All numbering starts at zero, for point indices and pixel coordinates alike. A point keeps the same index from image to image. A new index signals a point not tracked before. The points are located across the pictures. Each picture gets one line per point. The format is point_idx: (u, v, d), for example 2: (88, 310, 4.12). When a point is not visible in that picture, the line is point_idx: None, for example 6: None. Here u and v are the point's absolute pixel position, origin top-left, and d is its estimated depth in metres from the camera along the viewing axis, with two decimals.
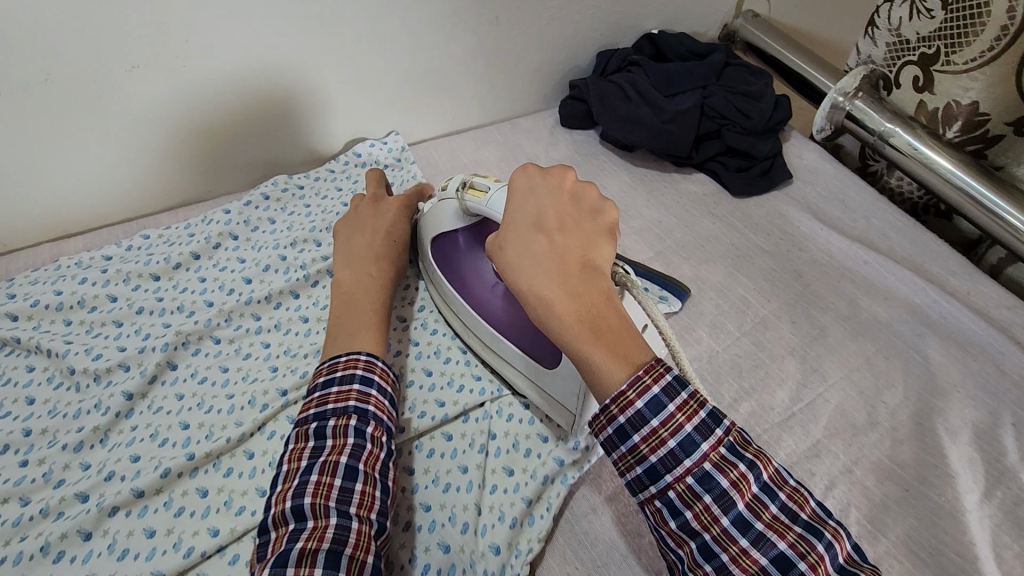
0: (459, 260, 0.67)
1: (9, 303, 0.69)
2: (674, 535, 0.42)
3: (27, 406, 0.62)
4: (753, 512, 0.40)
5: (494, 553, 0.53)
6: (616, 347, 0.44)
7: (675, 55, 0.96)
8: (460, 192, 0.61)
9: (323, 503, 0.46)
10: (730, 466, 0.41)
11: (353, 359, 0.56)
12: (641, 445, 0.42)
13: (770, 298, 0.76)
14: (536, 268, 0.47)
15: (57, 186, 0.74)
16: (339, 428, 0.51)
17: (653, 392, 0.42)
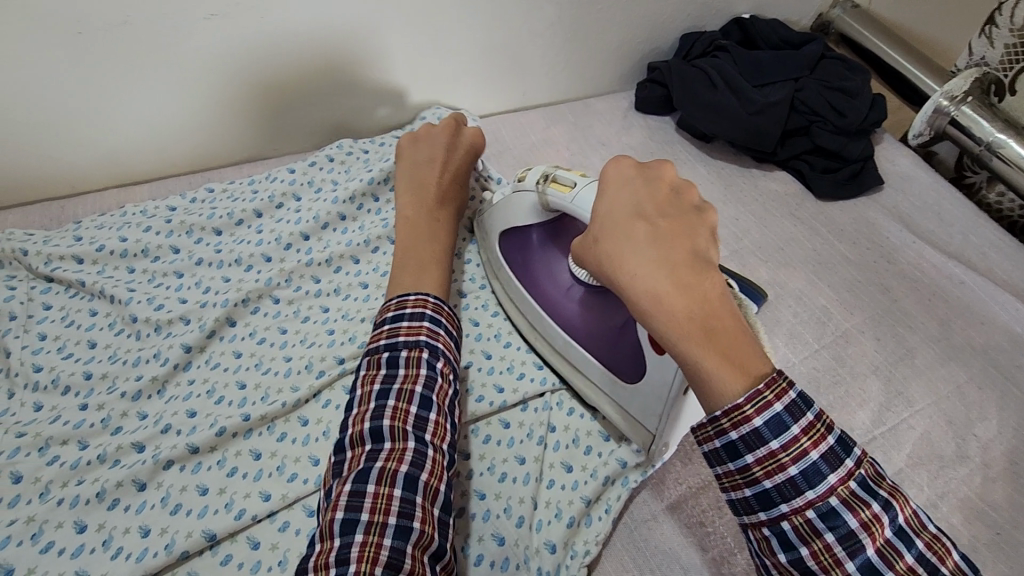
0: (531, 257, 0.64)
1: (75, 245, 0.69)
2: (781, 566, 0.39)
3: (88, 350, 0.62)
4: (885, 560, 0.37)
5: (549, 551, 0.51)
6: (731, 351, 0.39)
7: (766, 43, 0.90)
8: (542, 185, 0.58)
9: (401, 427, 0.46)
10: (861, 506, 0.37)
11: (421, 299, 0.54)
12: (755, 466, 0.39)
13: (854, 311, 0.70)
14: (639, 265, 0.43)
15: (124, 132, 0.73)
16: (412, 359, 0.49)
17: (772, 409, 0.38)
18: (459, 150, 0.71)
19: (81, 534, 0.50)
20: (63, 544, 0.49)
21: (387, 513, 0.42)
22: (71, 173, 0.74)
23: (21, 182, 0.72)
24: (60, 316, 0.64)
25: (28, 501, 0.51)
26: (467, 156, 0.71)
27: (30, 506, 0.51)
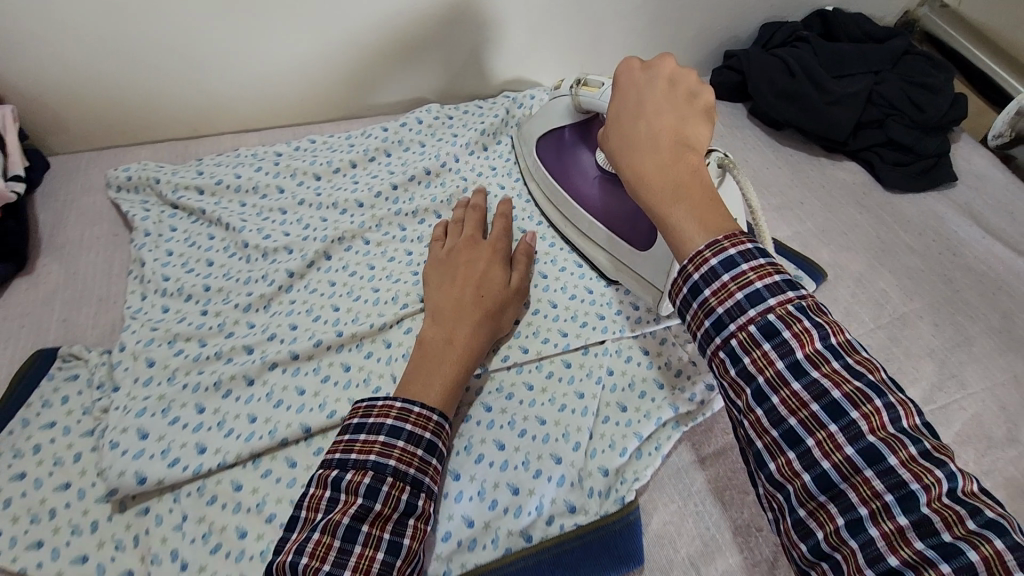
0: (563, 153, 0.74)
1: (197, 178, 0.78)
2: (733, 385, 0.41)
3: (207, 267, 0.70)
4: (811, 363, 0.39)
5: (601, 475, 0.56)
6: (699, 211, 0.44)
7: (847, 37, 0.91)
8: (575, 88, 0.69)
9: (316, 565, 0.43)
10: (794, 319, 0.39)
11: (387, 404, 0.52)
12: (711, 298, 0.42)
13: (913, 297, 0.72)
14: (633, 151, 0.49)
15: (245, 84, 0.82)
16: (353, 484, 0.47)
17: (728, 253, 0.41)
18: (486, 259, 0.65)
19: (200, 414, 0.58)
20: (186, 420, 0.57)
21: None
22: (197, 118, 0.84)
23: (155, 122, 0.83)
24: (184, 237, 0.73)
25: (159, 382, 0.60)
26: (498, 267, 0.65)
27: (161, 386, 0.59)
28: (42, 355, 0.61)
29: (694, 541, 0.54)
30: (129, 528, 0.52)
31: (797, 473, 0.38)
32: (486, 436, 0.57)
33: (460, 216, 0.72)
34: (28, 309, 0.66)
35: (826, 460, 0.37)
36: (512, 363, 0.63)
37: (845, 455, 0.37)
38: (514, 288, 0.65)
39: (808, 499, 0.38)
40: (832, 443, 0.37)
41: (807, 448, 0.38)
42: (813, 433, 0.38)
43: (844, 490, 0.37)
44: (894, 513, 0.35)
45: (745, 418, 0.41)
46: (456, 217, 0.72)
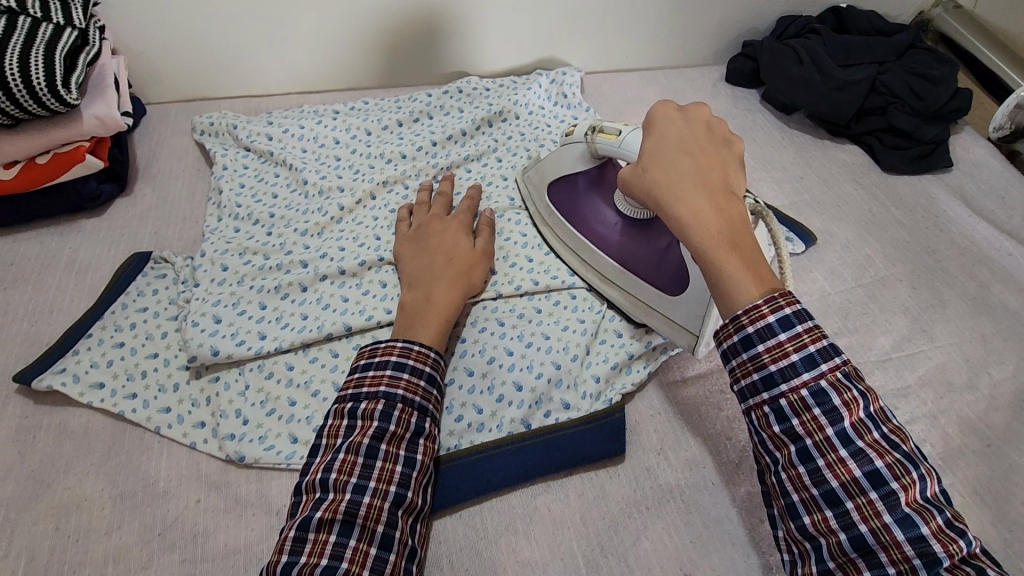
0: (579, 201, 0.73)
1: (267, 127, 0.90)
2: (776, 438, 0.47)
3: (272, 199, 0.82)
4: (857, 432, 0.45)
5: (594, 381, 0.65)
6: (750, 264, 0.49)
7: (858, 31, 0.99)
8: (590, 135, 0.66)
9: (344, 479, 0.50)
10: (844, 388, 0.45)
11: (389, 345, 0.57)
12: (764, 354, 0.47)
13: (896, 263, 0.79)
14: (682, 190, 0.52)
15: (312, 49, 0.94)
16: (368, 411, 0.53)
17: (784, 311, 0.46)
18: (453, 229, 0.71)
19: (263, 310, 0.69)
20: (252, 313, 0.69)
21: (320, 555, 0.46)
22: (269, 78, 0.97)
23: (234, 80, 0.96)
24: (254, 174, 0.85)
25: (230, 284, 0.71)
26: (463, 235, 0.71)
27: (232, 287, 0.71)
28: (138, 258, 0.73)
29: (670, 441, 0.63)
30: (203, 392, 0.64)
31: (832, 530, 0.45)
32: (498, 343, 0.67)
33: (432, 199, 0.78)
34: (127, 223, 0.79)
35: (863, 524, 0.44)
36: (524, 292, 0.71)
37: (882, 521, 0.43)
38: (481, 250, 0.70)
39: (839, 553, 0.45)
40: (871, 508, 0.44)
41: (846, 510, 0.44)
42: (853, 497, 0.44)
43: (876, 550, 0.43)
44: (920, 574, 0.42)
45: (786, 471, 0.47)
46: (429, 201, 0.77)
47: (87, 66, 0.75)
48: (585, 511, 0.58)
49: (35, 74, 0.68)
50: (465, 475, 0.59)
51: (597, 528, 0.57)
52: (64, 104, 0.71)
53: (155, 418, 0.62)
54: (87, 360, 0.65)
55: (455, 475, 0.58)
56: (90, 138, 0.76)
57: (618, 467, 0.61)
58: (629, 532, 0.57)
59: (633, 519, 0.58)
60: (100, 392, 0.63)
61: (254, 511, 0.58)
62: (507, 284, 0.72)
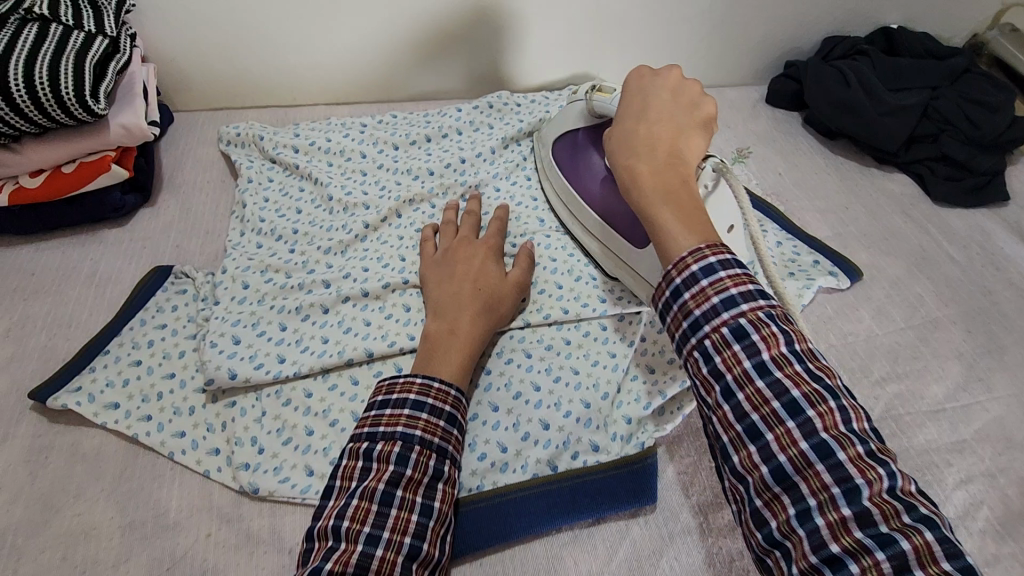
0: (575, 153, 0.77)
1: (294, 138, 0.88)
2: (703, 382, 0.42)
3: (296, 214, 0.80)
4: (776, 363, 0.40)
5: (625, 422, 0.62)
6: (685, 214, 0.47)
7: (910, 53, 0.94)
8: (589, 93, 0.72)
9: (357, 528, 0.47)
10: (763, 324, 0.41)
11: (408, 381, 0.54)
12: (689, 301, 0.43)
13: (948, 303, 0.74)
14: (630, 148, 0.54)
15: (343, 60, 0.93)
16: (384, 453, 0.50)
17: (709, 260, 0.43)
18: (482, 256, 0.68)
19: (283, 331, 0.67)
20: (271, 335, 0.67)
21: None
22: (298, 89, 0.96)
23: (264, 89, 0.95)
24: (279, 187, 0.83)
25: (250, 303, 0.69)
26: (493, 263, 0.68)
27: (252, 306, 0.69)
28: (159, 273, 0.72)
29: (705, 490, 0.59)
30: (218, 416, 0.62)
31: (755, 466, 0.39)
32: (525, 377, 0.63)
33: (456, 221, 0.75)
34: (149, 235, 0.78)
35: (782, 454, 0.39)
36: (553, 321, 0.68)
37: (799, 449, 0.38)
38: (512, 281, 0.67)
39: (764, 490, 0.39)
40: (788, 437, 0.39)
41: (765, 442, 0.39)
42: (772, 429, 0.39)
43: (796, 483, 0.38)
44: (839, 504, 0.36)
45: (713, 414, 0.42)
46: (455, 222, 0.74)
47: (117, 75, 0.74)
48: (613, 564, 0.54)
49: (62, 82, 0.67)
50: (486, 518, 0.56)
51: None
52: (92, 114, 0.70)
53: (168, 443, 0.60)
54: (102, 379, 0.63)
55: (476, 518, 0.55)
56: (115, 147, 0.75)
57: (650, 517, 0.57)
58: None
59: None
60: (114, 413, 0.61)
61: (265, 548, 0.55)
62: (535, 313, 0.69)
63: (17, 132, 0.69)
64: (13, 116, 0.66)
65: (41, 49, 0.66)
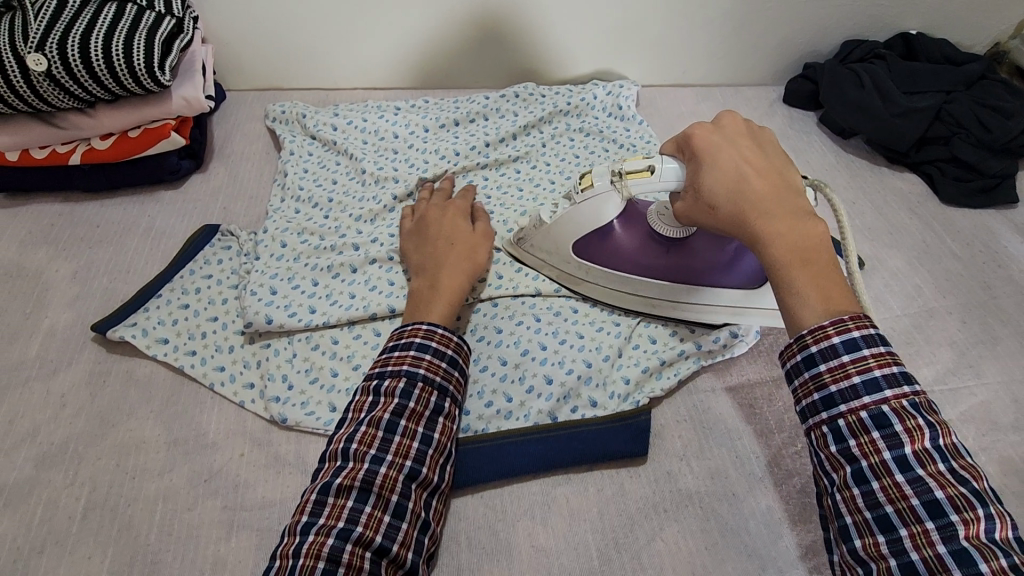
0: (612, 247, 0.69)
1: (334, 118, 0.95)
2: (832, 458, 0.44)
3: (332, 184, 0.87)
4: (919, 459, 0.41)
5: (623, 382, 0.66)
6: (828, 281, 0.47)
7: (927, 59, 0.96)
8: (620, 181, 0.62)
9: (364, 449, 0.52)
10: (908, 415, 0.42)
11: (414, 328, 0.59)
12: (825, 374, 0.44)
13: (946, 295, 0.77)
14: (758, 214, 0.50)
15: (382, 49, 1.00)
16: (391, 388, 0.56)
17: (851, 334, 0.44)
18: (451, 214, 0.74)
19: (315, 286, 0.74)
20: (304, 289, 0.74)
21: (338, 518, 0.48)
22: (339, 73, 1.03)
23: (308, 74, 1.03)
24: (317, 160, 0.91)
25: (287, 260, 0.76)
26: (461, 220, 0.73)
27: (289, 262, 0.76)
28: (208, 229, 0.79)
29: (694, 448, 0.63)
30: (255, 355, 0.69)
31: (882, 556, 0.41)
32: (533, 337, 0.69)
33: (428, 193, 0.80)
34: (201, 198, 0.86)
35: (915, 552, 0.39)
36: (562, 291, 0.73)
37: (936, 551, 0.39)
38: (480, 232, 0.72)
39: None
40: (925, 538, 0.39)
41: (898, 536, 0.40)
42: (907, 525, 0.40)
43: None
44: None
45: (841, 494, 0.44)
46: (426, 195, 0.80)
47: (181, 52, 0.82)
48: (602, 505, 0.59)
49: (135, 56, 0.75)
50: (488, 457, 0.60)
51: (612, 523, 0.58)
52: (158, 85, 0.78)
53: (210, 375, 0.67)
54: (155, 317, 0.70)
55: (478, 456, 0.60)
56: (176, 117, 0.83)
57: (641, 467, 0.62)
58: (644, 531, 0.57)
59: (650, 519, 0.58)
60: (165, 346, 0.68)
61: (290, 469, 0.61)
62: (547, 281, 0.74)
63: (94, 98, 0.78)
64: (91, 83, 0.75)
65: (118, 26, 0.75)
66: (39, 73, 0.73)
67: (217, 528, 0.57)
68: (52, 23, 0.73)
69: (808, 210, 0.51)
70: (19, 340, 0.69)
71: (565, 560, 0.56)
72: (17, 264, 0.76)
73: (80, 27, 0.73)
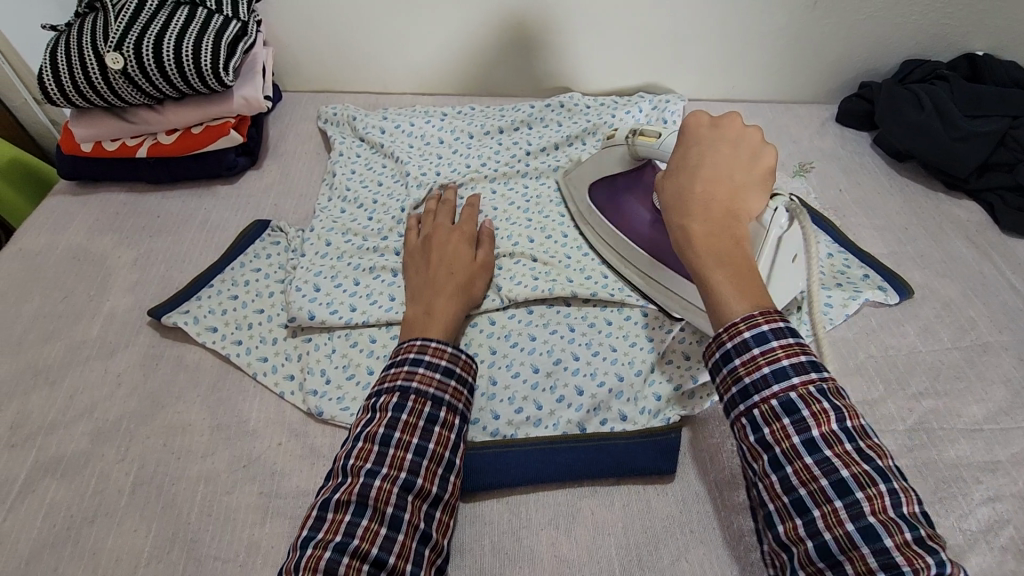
0: (617, 205, 0.78)
1: (382, 121, 0.98)
2: (751, 448, 0.46)
3: (377, 186, 0.89)
4: (825, 441, 0.43)
5: (655, 399, 0.66)
6: (739, 283, 0.49)
7: (993, 81, 0.92)
8: (631, 138, 0.71)
9: (359, 464, 0.52)
10: (814, 401, 0.44)
11: (407, 344, 0.60)
12: (740, 368, 0.46)
13: (1002, 330, 0.73)
14: (688, 212, 0.54)
15: (432, 57, 1.02)
16: (384, 403, 0.56)
17: (761, 328, 0.46)
18: (455, 239, 0.74)
19: (356, 285, 0.76)
20: (346, 287, 0.76)
21: (335, 532, 0.49)
22: (390, 79, 1.06)
23: (361, 78, 1.06)
24: (365, 162, 0.93)
25: (332, 258, 0.79)
26: (464, 246, 0.73)
27: (332, 261, 0.78)
28: (259, 224, 0.83)
29: (724, 470, 0.62)
30: (296, 348, 0.72)
31: (800, 538, 0.43)
32: (566, 346, 0.69)
33: (434, 204, 0.81)
34: (254, 193, 0.90)
35: (827, 532, 0.41)
36: (597, 303, 0.74)
37: (845, 530, 0.41)
38: (480, 263, 0.73)
39: (808, 563, 0.42)
40: (835, 516, 0.41)
41: (812, 517, 0.42)
42: (819, 505, 0.42)
43: (841, 561, 0.40)
44: None
45: (761, 481, 0.45)
46: (433, 207, 0.80)
47: (244, 53, 0.85)
48: (627, 520, 0.59)
49: (203, 57, 0.79)
50: (520, 458, 0.61)
51: (636, 539, 0.58)
52: (223, 85, 0.81)
53: (254, 365, 0.70)
54: (206, 306, 0.74)
55: (512, 457, 0.61)
56: (235, 115, 0.87)
57: (668, 485, 0.61)
58: (668, 550, 0.57)
59: (675, 538, 0.58)
60: (213, 334, 0.72)
61: (324, 462, 0.63)
62: (584, 290, 0.74)
63: (163, 96, 0.82)
64: (162, 81, 0.79)
65: (189, 29, 0.79)
66: (116, 71, 0.77)
67: (254, 513, 0.59)
68: (130, 26, 0.78)
69: (743, 227, 0.53)
70: (83, 320, 0.74)
71: (587, 573, 0.56)
72: (85, 248, 0.81)
73: (155, 30, 0.78)
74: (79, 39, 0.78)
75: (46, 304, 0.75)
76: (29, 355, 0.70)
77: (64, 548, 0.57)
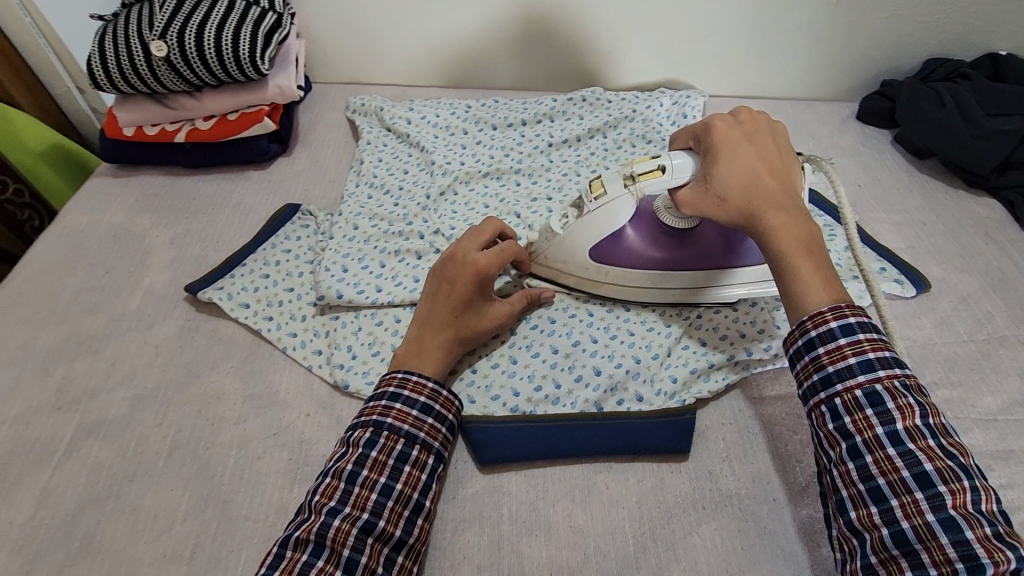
0: (628, 251, 0.70)
1: (409, 111, 1.01)
2: (830, 436, 0.49)
3: (403, 174, 0.92)
4: (909, 434, 0.46)
5: (671, 381, 0.68)
6: (824, 273, 0.54)
7: (1016, 80, 0.92)
8: (635, 184, 0.64)
9: (324, 500, 0.53)
10: (899, 394, 0.47)
11: (389, 375, 0.61)
12: (824, 356, 0.50)
13: (1019, 324, 0.74)
14: (763, 210, 0.58)
15: (459, 50, 1.05)
16: (357, 438, 0.57)
17: (848, 319, 0.50)
18: (472, 282, 0.66)
19: (382, 268, 0.79)
20: (372, 269, 0.78)
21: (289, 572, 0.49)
22: (417, 71, 1.09)
23: (388, 71, 1.09)
24: (392, 150, 0.96)
25: (358, 242, 0.82)
26: (481, 290, 0.66)
27: (360, 244, 0.81)
28: (290, 208, 0.86)
29: (738, 451, 0.64)
30: (324, 325, 0.75)
31: (875, 525, 0.46)
32: (584, 330, 0.71)
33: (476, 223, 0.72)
34: (285, 178, 0.93)
35: (906, 521, 0.44)
36: (616, 289, 0.75)
37: (925, 519, 0.44)
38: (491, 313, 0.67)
39: (881, 549, 0.45)
40: (915, 507, 0.44)
41: (890, 506, 0.45)
42: (898, 495, 0.45)
43: (918, 549, 0.43)
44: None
45: (837, 468, 0.49)
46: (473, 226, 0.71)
47: (279, 44, 0.89)
48: (640, 495, 0.61)
49: (241, 47, 0.82)
50: (535, 436, 0.63)
51: (650, 514, 0.59)
52: (259, 74, 0.85)
53: (284, 340, 0.73)
54: (239, 284, 0.77)
55: (527, 434, 0.63)
56: (269, 103, 0.90)
57: (682, 464, 0.63)
58: (681, 524, 0.59)
59: (687, 514, 0.59)
60: (246, 310, 0.75)
61: None
62: None
63: (201, 83, 0.86)
64: (202, 68, 0.83)
65: (228, 20, 0.83)
66: (160, 58, 0.81)
67: (282, 477, 0.62)
68: (173, 17, 0.82)
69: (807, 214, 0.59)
70: (123, 294, 0.77)
71: (602, 544, 0.58)
72: (125, 227, 0.85)
73: (197, 21, 0.82)
74: (125, 28, 0.82)
75: (89, 278, 0.79)
76: (73, 325, 0.74)
77: (106, 503, 0.60)
